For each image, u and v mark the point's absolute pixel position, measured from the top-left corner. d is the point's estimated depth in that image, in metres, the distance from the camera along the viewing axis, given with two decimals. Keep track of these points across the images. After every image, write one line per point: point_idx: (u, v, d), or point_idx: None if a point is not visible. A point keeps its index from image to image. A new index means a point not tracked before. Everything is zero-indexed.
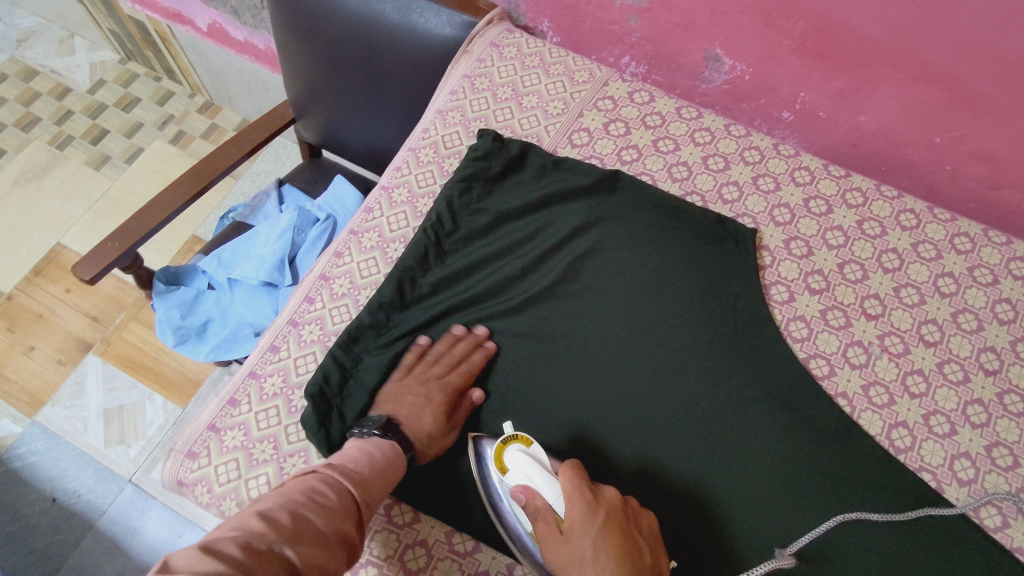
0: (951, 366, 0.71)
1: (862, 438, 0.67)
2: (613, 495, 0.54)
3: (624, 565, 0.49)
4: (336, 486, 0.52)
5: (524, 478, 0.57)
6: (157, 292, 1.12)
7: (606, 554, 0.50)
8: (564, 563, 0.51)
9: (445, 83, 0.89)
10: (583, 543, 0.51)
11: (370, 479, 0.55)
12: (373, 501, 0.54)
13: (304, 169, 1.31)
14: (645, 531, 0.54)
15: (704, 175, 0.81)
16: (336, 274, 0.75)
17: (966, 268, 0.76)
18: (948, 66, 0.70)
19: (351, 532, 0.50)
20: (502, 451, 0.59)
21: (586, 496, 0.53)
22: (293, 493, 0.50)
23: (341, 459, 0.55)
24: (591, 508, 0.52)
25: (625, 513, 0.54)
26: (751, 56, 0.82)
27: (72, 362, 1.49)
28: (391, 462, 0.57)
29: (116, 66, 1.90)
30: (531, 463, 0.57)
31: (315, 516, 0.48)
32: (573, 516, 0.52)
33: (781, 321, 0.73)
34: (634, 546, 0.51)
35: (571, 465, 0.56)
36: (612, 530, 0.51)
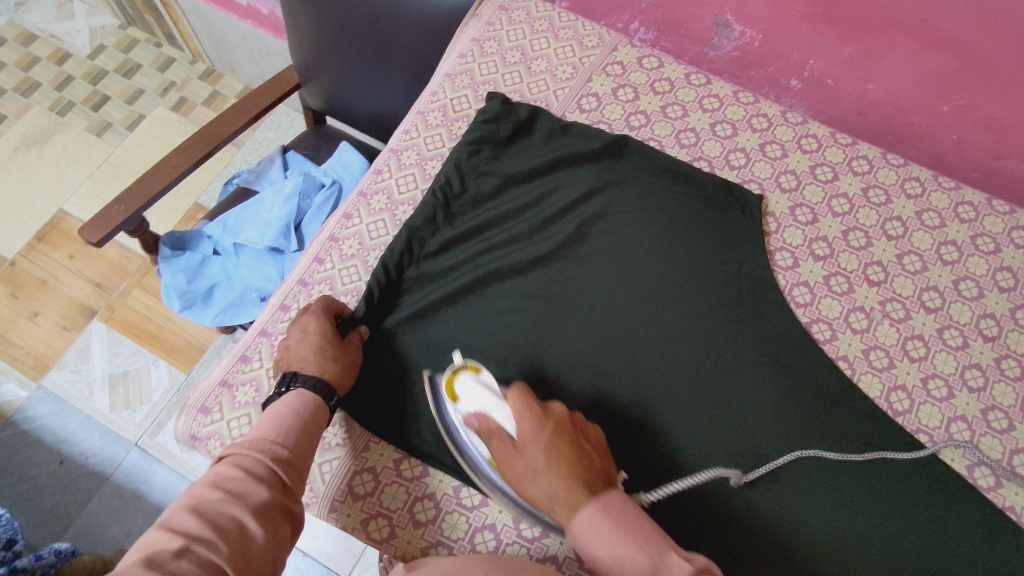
0: (951, 332, 0.72)
1: (860, 401, 0.68)
2: (560, 409, 0.58)
3: (573, 477, 0.53)
4: (250, 463, 0.51)
5: (476, 405, 0.59)
6: (163, 256, 1.12)
7: (559, 464, 0.53)
8: (520, 477, 0.54)
9: (454, 47, 0.89)
10: (535, 454, 0.54)
11: (287, 442, 0.54)
12: (294, 464, 0.54)
13: (309, 135, 1.31)
14: (593, 441, 0.58)
15: (712, 141, 0.81)
16: (345, 236, 0.75)
17: (969, 236, 0.77)
18: (959, 33, 0.70)
19: (272, 505, 0.50)
20: (453, 380, 0.61)
21: (535, 412, 0.56)
22: (199, 490, 0.48)
23: (254, 434, 0.54)
24: (540, 424, 0.56)
25: (571, 423, 0.57)
26: (760, 22, 0.82)
27: (77, 327, 1.50)
28: (304, 416, 0.56)
29: (116, 31, 1.88)
30: (484, 391, 0.59)
31: (228, 508, 0.47)
32: (524, 432, 0.55)
33: (784, 286, 0.74)
34: (583, 458, 0.55)
35: (519, 386, 0.59)
36: (562, 444, 0.55)
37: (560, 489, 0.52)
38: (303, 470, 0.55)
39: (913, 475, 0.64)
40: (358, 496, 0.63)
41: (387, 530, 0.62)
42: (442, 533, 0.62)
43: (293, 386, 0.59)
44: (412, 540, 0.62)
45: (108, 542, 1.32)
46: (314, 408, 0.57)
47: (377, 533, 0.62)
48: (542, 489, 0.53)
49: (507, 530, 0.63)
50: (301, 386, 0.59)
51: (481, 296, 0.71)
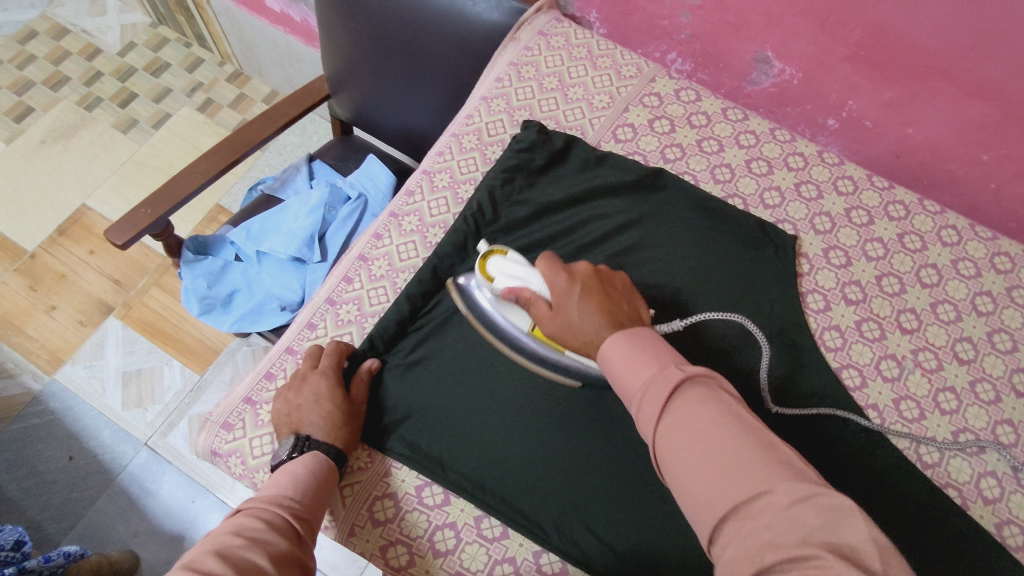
0: (983, 385, 0.71)
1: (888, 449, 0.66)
2: (585, 269, 0.63)
3: (604, 320, 0.58)
4: (267, 516, 0.52)
5: (508, 280, 0.66)
6: (186, 260, 1.13)
7: (592, 312, 0.59)
8: (559, 332, 0.61)
9: (490, 70, 0.89)
10: (568, 311, 0.60)
11: (302, 500, 0.55)
12: (308, 525, 0.54)
13: (335, 145, 1.32)
14: (620, 288, 0.63)
15: (747, 178, 0.81)
16: (375, 255, 0.75)
17: (1005, 287, 0.76)
18: (1005, 84, 0.70)
19: (289, 556, 0.50)
20: (485, 263, 0.69)
21: (563, 276, 0.62)
22: (221, 537, 0.48)
23: (268, 490, 0.55)
24: (569, 282, 0.62)
25: (597, 278, 0.63)
26: (802, 61, 0.82)
27: (93, 323, 1.50)
28: (318, 474, 0.57)
29: (147, 29, 1.89)
30: (514, 264, 0.66)
31: (251, 552, 0.47)
32: (557, 293, 0.62)
33: (815, 329, 0.73)
34: (610, 301, 0.60)
35: (544, 256, 0.65)
36: (592, 297, 0.60)
37: (594, 334, 0.58)
38: (315, 532, 0.55)
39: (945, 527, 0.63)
40: (378, 522, 0.63)
41: (405, 557, 0.62)
42: (461, 564, 0.62)
43: (306, 450, 0.59)
44: (430, 568, 0.61)
45: (113, 541, 1.32)
46: (330, 474, 0.59)
47: (395, 560, 0.61)
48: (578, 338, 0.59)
49: (527, 565, 0.62)
50: (316, 448, 0.59)
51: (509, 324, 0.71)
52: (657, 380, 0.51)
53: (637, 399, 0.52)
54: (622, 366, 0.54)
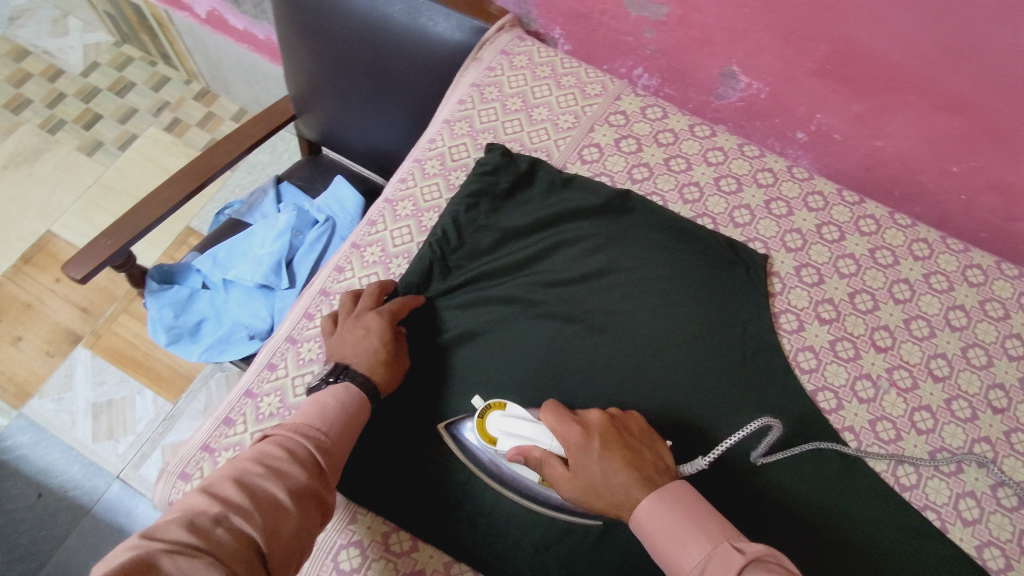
0: (960, 403, 0.70)
1: (864, 472, 0.66)
2: (598, 417, 0.59)
3: (632, 477, 0.55)
4: (292, 444, 0.53)
5: (514, 438, 0.61)
6: (150, 291, 1.10)
7: (616, 467, 0.55)
8: (582, 494, 0.57)
9: (453, 92, 0.87)
10: (591, 472, 0.56)
11: (328, 431, 0.56)
12: (334, 453, 0.55)
13: (303, 166, 1.29)
14: (637, 432, 0.60)
15: (716, 197, 0.79)
16: (336, 289, 0.73)
17: (978, 301, 0.75)
18: (972, 96, 0.69)
19: (309, 488, 0.51)
20: (484, 423, 0.63)
21: (576, 429, 0.58)
22: (242, 462, 0.50)
23: (295, 418, 0.56)
24: (585, 436, 0.58)
25: (613, 426, 0.59)
26: (768, 75, 0.80)
27: (61, 353, 1.47)
28: (347, 406, 0.58)
29: (111, 48, 1.85)
30: (518, 423, 0.61)
31: (266, 481, 0.49)
32: (572, 448, 0.57)
33: (789, 350, 0.72)
34: (634, 455, 0.57)
35: (549, 405, 0.61)
36: (612, 450, 0.57)
37: (625, 495, 0.55)
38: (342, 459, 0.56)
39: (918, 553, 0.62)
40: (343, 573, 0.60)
41: None
42: None
43: (341, 378, 0.60)
44: None
45: None
46: (362, 403, 0.60)
47: None
48: (605, 498, 0.55)
49: None
50: (349, 381, 0.60)
51: (476, 356, 0.69)
52: (715, 562, 0.49)
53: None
54: (665, 537, 0.52)
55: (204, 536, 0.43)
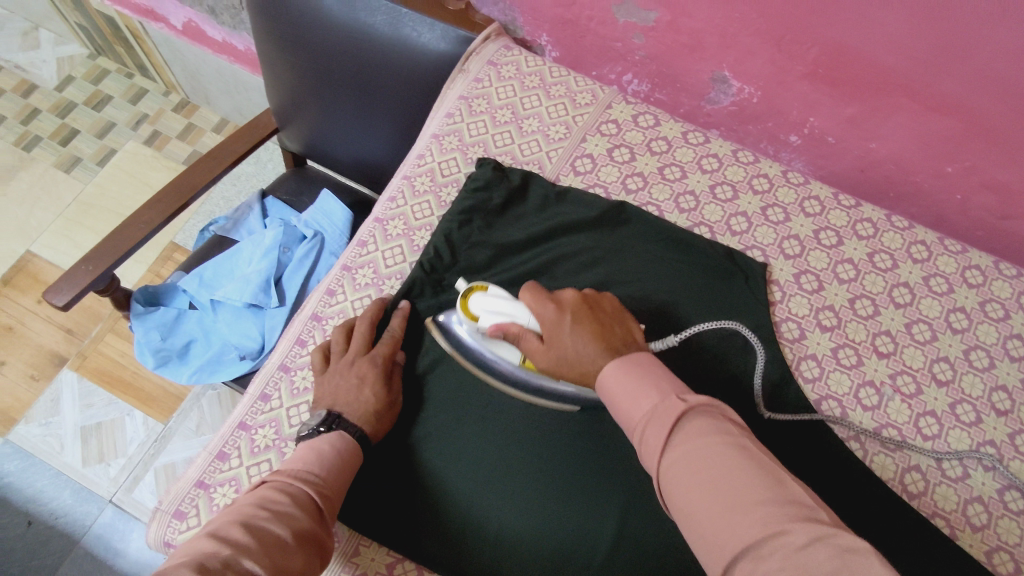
0: (963, 406, 0.69)
1: (875, 484, 0.64)
2: (572, 296, 0.61)
3: (598, 346, 0.57)
4: (291, 490, 0.52)
5: (495, 316, 0.64)
6: (136, 313, 1.07)
7: (584, 339, 0.58)
8: (555, 365, 0.59)
9: (441, 104, 0.86)
10: (563, 341, 0.58)
11: (325, 477, 0.55)
12: (331, 501, 0.54)
13: (289, 179, 1.27)
14: (610, 311, 0.61)
15: (712, 205, 0.78)
16: (329, 314, 0.72)
17: (977, 302, 0.74)
18: (966, 98, 0.68)
19: (310, 535, 0.49)
20: (467, 303, 0.67)
21: (550, 307, 0.61)
22: (244, 507, 0.48)
23: (290, 464, 0.55)
24: (558, 312, 0.60)
25: (588, 304, 0.61)
26: (759, 79, 0.79)
27: (46, 377, 1.43)
28: (344, 452, 0.57)
29: (85, 61, 1.81)
30: (498, 301, 0.65)
31: (271, 525, 0.47)
32: (547, 325, 0.60)
33: (791, 360, 0.71)
34: (604, 329, 0.59)
35: (528, 286, 0.64)
36: (583, 324, 0.59)
37: (591, 361, 0.57)
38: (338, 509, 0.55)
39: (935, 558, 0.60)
40: None
41: None
42: None
43: (336, 427, 0.59)
44: None
45: None
46: (357, 452, 0.59)
47: None
48: (576, 369, 0.58)
49: None
50: (342, 430, 0.59)
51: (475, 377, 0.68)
52: (660, 410, 0.50)
53: (640, 430, 0.50)
54: (622, 392, 0.53)
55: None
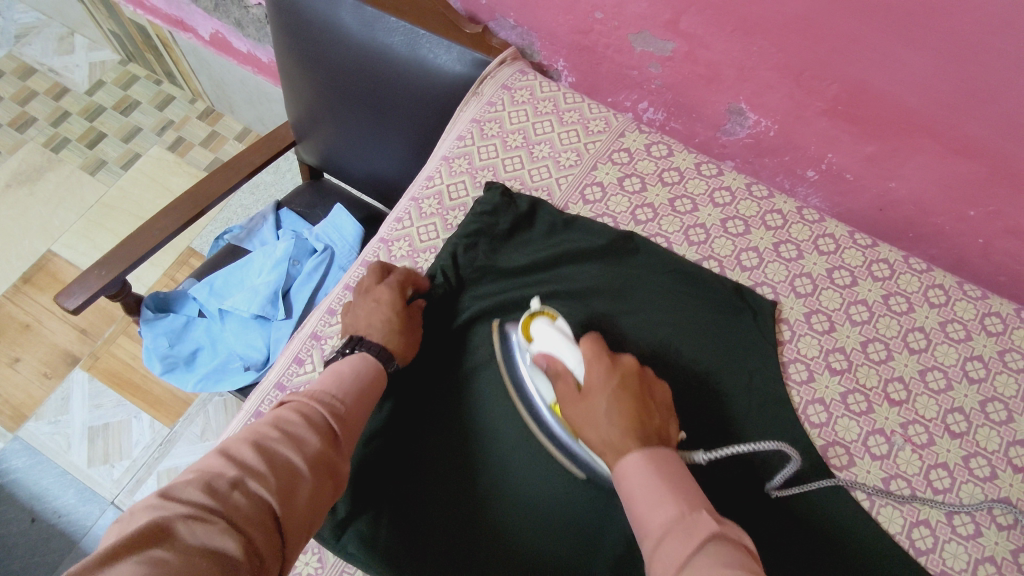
0: (978, 460, 0.66)
1: (892, 554, 0.62)
2: (629, 362, 0.59)
3: (631, 426, 0.54)
4: (309, 410, 0.52)
5: (548, 347, 0.64)
6: (145, 319, 1.07)
7: (619, 411, 0.55)
8: (581, 419, 0.57)
9: (452, 128, 0.86)
10: (598, 402, 0.57)
11: (343, 396, 0.55)
12: (349, 419, 0.54)
13: (304, 191, 1.27)
14: (659, 402, 0.58)
15: (723, 238, 0.77)
16: (328, 333, 0.72)
17: (996, 352, 0.72)
18: (991, 142, 0.66)
19: (325, 456, 0.50)
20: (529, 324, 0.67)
21: (604, 361, 0.59)
22: (260, 427, 0.49)
23: (313, 385, 0.55)
24: (607, 374, 0.58)
25: (639, 380, 0.58)
26: (777, 113, 0.78)
27: (58, 376, 1.45)
28: (363, 374, 0.58)
29: (116, 67, 1.85)
30: (556, 334, 0.64)
31: (282, 447, 0.48)
32: (591, 378, 0.59)
33: (799, 403, 0.69)
34: (645, 417, 0.55)
35: (590, 335, 0.63)
36: (627, 395, 0.56)
37: (616, 437, 0.53)
38: (358, 426, 0.55)
39: None
40: None
41: None
42: None
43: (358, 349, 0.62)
44: None
45: None
46: (376, 369, 0.60)
47: None
48: (600, 433, 0.55)
49: None
50: (365, 349, 0.62)
51: (478, 400, 0.68)
52: (683, 525, 0.46)
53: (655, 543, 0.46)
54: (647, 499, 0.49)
55: (221, 499, 0.43)
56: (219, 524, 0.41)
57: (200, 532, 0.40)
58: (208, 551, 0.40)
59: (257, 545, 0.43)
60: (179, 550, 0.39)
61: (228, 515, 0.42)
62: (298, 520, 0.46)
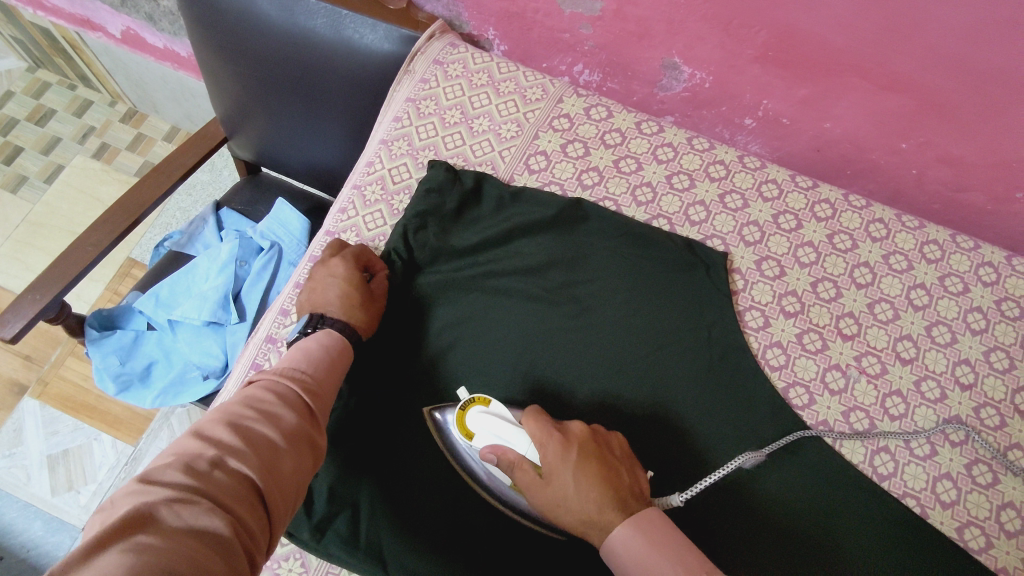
0: (928, 383, 0.70)
1: (857, 482, 0.65)
2: (580, 428, 0.57)
3: (604, 495, 0.53)
4: (279, 388, 0.52)
5: (493, 438, 0.60)
6: (90, 339, 1.03)
7: (588, 485, 0.53)
8: (551, 505, 0.55)
9: (388, 109, 0.84)
10: (563, 482, 0.54)
11: (312, 373, 0.55)
12: (319, 396, 0.55)
13: (243, 188, 1.23)
14: (619, 453, 0.57)
15: (670, 195, 0.77)
16: (283, 335, 0.70)
17: (937, 278, 0.74)
18: (916, 75, 0.68)
19: (302, 431, 0.50)
20: (464, 417, 0.61)
21: (556, 438, 0.56)
22: (232, 406, 0.48)
23: (280, 365, 0.55)
24: (563, 449, 0.55)
25: (595, 442, 0.57)
26: (710, 65, 0.78)
27: (6, 407, 1.39)
28: (329, 351, 0.59)
29: (24, 75, 1.73)
30: (497, 422, 0.59)
31: (259, 424, 0.47)
32: (549, 461, 0.55)
33: (757, 349, 0.70)
34: (611, 473, 0.55)
35: (532, 411, 0.59)
36: (588, 465, 0.54)
37: (594, 514, 0.53)
38: (328, 403, 0.55)
39: (903, 530, 0.62)
40: None
41: None
42: None
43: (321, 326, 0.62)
44: None
45: None
46: (340, 346, 0.60)
47: None
48: (573, 511, 0.54)
49: None
50: (329, 326, 0.62)
51: (447, 382, 0.68)
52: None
53: None
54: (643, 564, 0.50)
55: (203, 479, 0.41)
56: (204, 504, 0.40)
57: (184, 514, 0.39)
58: (195, 531, 0.38)
59: (243, 522, 0.42)
60: (166, 534, 0.37)
61: (212, 494, 0.41)
62: (282, 494, 0.46)
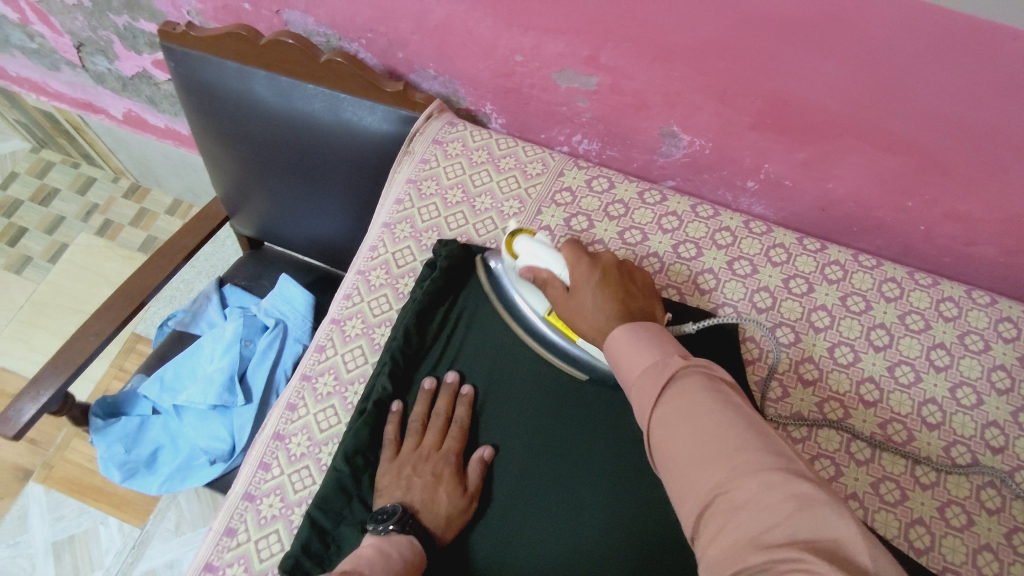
0: (958, 449, 0.67)
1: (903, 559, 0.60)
2: (609, 258, 0.66)
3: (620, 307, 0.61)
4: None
5: (534, 260, 0.68)
6: (95, 428, 1.02)
7: (607, 299, 0.62)
8: (574, 315, 0.64)
9: (389, 191, 0.84)
10: (585, 295, 0.63)
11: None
12: None
13: (246, 263, 1.23)
14: (640, 282, 0.66)
15: (677, 264, 0.77)
16: (291, 431, 0.68)
17: (956, 336, 0.73)
18: (916, 137, 0.68)
19: None
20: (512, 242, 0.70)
21: (585, 261, 0.65)
22: None
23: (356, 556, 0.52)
24: (591, 269, 0.64)
25: (619, 269, 0.65)
26: (709, 132, 0.78)
27: (12, 494, 1.36)
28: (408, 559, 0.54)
29: (28, 155, 1.75)
30: (541, 247, 0.68)
31: None
32: (577, 275, 0.64)
33: (778, 423, 0.68)
34: (628, 294, 0.63)
35: (570, 242, 0.67)
36: (610, 284, 0.63)
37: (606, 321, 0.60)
38: None
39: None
40: None
41: None
42: None
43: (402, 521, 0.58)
44: None
45: None
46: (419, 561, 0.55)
47: None
48: (590, 320, 0.62)
49: None
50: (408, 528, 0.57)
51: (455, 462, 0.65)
52: (657, 369, 0.53)
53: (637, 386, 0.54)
54: (627, 352, 0.56)
55: None
56: None
57: None
58: None
59: None
60: None
61: None
62: None
